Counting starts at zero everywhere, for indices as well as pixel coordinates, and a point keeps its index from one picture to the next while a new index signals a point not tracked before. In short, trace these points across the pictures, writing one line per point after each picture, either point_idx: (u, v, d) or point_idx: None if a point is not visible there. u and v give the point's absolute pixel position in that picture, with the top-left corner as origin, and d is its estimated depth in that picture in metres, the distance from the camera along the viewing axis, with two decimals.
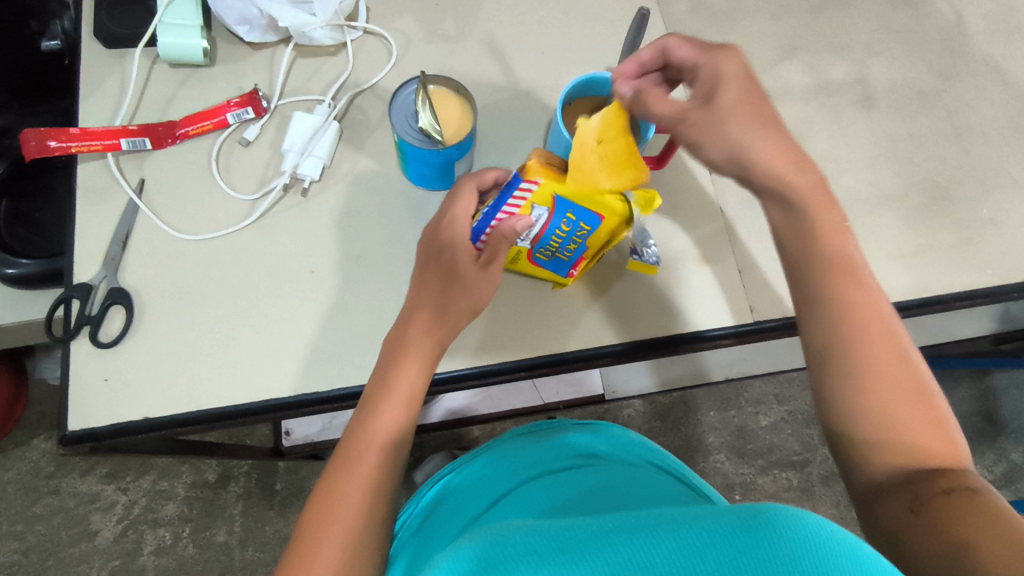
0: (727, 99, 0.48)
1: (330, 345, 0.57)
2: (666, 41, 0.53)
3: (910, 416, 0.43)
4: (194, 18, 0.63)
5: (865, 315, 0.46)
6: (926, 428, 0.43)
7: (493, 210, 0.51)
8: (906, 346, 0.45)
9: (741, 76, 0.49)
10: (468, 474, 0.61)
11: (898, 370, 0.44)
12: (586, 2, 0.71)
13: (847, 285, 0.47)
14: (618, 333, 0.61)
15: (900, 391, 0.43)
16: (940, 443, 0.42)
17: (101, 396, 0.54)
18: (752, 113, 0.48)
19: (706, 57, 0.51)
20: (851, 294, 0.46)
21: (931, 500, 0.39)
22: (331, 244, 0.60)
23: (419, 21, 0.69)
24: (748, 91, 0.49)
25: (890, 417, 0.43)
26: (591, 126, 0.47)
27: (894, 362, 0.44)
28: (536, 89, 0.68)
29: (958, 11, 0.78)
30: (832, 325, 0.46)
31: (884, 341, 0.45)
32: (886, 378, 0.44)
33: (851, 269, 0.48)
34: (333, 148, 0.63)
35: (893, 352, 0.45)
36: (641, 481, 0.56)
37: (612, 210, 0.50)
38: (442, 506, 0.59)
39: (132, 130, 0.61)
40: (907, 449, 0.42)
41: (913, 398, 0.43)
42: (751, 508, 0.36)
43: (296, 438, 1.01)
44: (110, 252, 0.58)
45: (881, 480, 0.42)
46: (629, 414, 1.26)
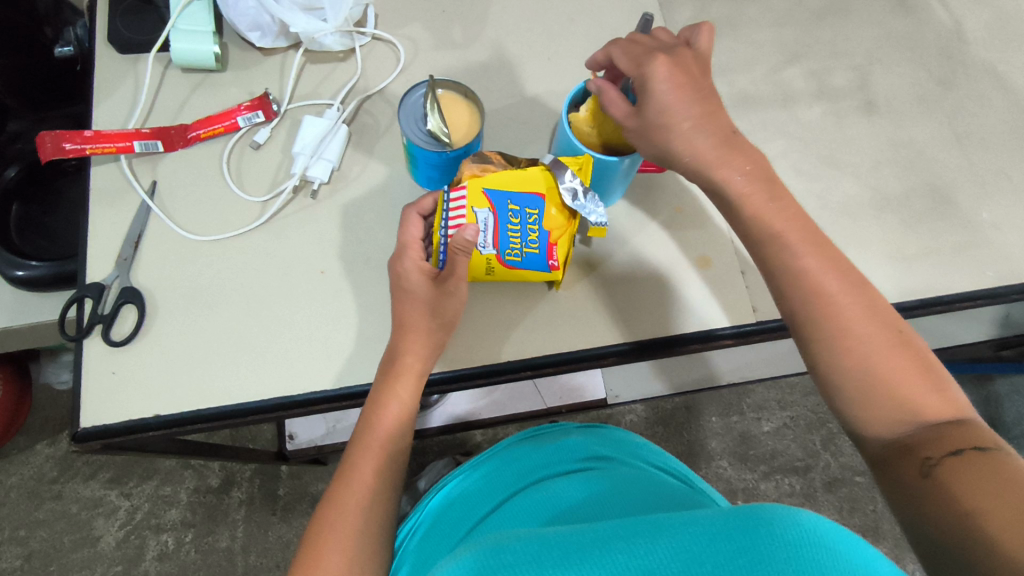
0: (656, 99, 0.51)
1: (339, 344, 0.58)
2: (610, 50, 0.56)
3: (899, 370, 0.45)
4: (206, 24, 0.65)
5: (830, 281, 0.48)
6: (924, 391, 0.44)
7: (443, 228, 0.53)
8: (876, 302, 0.48)
9: (670, 78, 0.51)
10: (470, 480, 0.62)
11: (875, 327, 0.46)
12: (591, 10, 0.73)
13: (807, 255, 0.49)
14: (623, 332, 0.62)
15: (890, 356, 0.45)
16: (934, 392, 0.44)
17: (112, 395, 0.55)
18: (692, 111, 0.51)
19: (639, 59, 0.53)
20: (815, 265, 0.48)
21: (940, 462, 0.41)
22: (339, 245, 0.61)
23: (428, 28, 0.70)
24: (684, 89, 0.51)
25: (881, 374, 0.45)
26: (582, 121, 0.56)
27: (870, 321, 0.47)
28: (543, 95, 0.69)
29: (958, 19, 0.80)
30: (806, 296, 0.48)
31: (859, 306, 0.47)
32: (871, 343, 0.46)
33: (823, 248, 0.49)
34: (343, 150, 0.64)
35: (866, 311, 0.47)
36: (640, 477, 0.57)
37: (537, 182, 0.53)
38: (448, 511, 0.59)
39: (144, 133, 0.62)
40: (902, 405, 0.44)
41: (897, 352, 0.45)
42: (748, 509, 0.36)
43: (301, 441, 1.02)
44: (123, 252, 0.59)
45: (886, 442, 0.44)
46: (631, 420, 1.27)
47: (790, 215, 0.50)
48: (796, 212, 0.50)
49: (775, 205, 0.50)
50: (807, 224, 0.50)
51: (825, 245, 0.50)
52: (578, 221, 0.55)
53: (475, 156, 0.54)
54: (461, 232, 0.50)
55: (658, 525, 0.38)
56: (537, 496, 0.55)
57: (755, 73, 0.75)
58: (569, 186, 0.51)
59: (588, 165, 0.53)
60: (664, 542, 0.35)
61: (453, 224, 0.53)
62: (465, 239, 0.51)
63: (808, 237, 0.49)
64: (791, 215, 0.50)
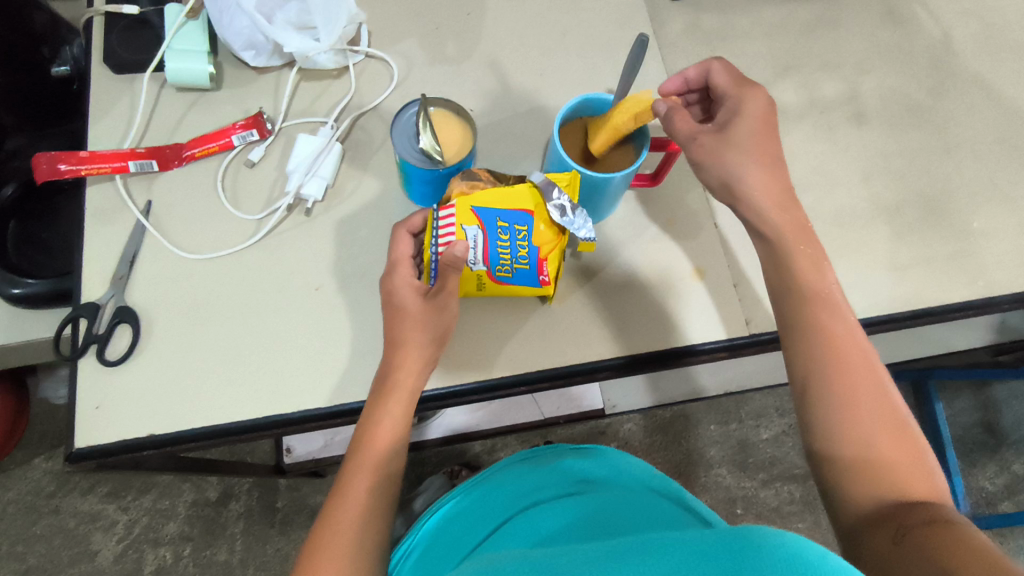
0: (746, 126, 0.55)
1: (333, 361, 0.58)
2: (712, 66, 0.58)
3: (888, 445, 0.46)
4: (201, 44, 0.65)
5: (842, 343, 0.49)
6: (908, 470, 0.45)
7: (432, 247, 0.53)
8: (883, 377, 0.49)
9: (761, 113, 0.55)
10: (467, 505, 0.60)
11: (877, 400, 0.48)
12: (583, 26, 0.74)
13: (825, 317, 0.50)
14: (617, 347, 0.62)
15: (883, 425, 0.47)
16: (918, 475, 0.45)
17: (107, 415, 0.55)
18: (757, 146, 0.54)
19: (734, 92, 0.57)
20: (832, 325, 0.50)
21: (912, 529, 0.41)
22: (333, 262, 0.61)
23: (421, 45, 0.71)
24: (762, 125, 0.55)
25: (871, 444, 0.46)
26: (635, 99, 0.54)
27: (874, 393, 0.48)
28: (535, 110, 0.69)
29: (946, 30, 0.80)
30: (813, 354, 0.49)
31: (861, 369, 0.49)
32: (864, 407, 0.47)
33: (834, 303, 0.51)
34: (337, 168, 0.64)
35: (870, 382, 0.48)
36: (635, 506, 0.56)
37: (523, 198, 0.53)
38: (443, 539, 0.58)
39: (139, 153, 0.62)
40: (886, 479, 0.45)
41: (891, 429, 0.47)
42: (738, 531, 0.35)
43: (298, 455, 1.02)
44: (118, 271, 0.59)
45: (864, 510, 0.45)
46: (629, 429, 1.26)
47: (795, 228, 0.53)
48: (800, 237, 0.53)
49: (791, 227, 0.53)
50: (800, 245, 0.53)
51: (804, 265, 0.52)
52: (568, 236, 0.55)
53: (463, 174, 0.54)
54: (451, 248, 0.51)
55: (664, 545, 0.37)
56: (530, 525, 0.55)
57: None
58: (557, 203, 0.52)
59: (576, 182, 0.53)
60: (654, 567, 0.35)
61: (442, 241, 0.53)
62: (455, 255, 0.51)
63: (811, 264, 0.52)
64: (794, 232, 0.53)
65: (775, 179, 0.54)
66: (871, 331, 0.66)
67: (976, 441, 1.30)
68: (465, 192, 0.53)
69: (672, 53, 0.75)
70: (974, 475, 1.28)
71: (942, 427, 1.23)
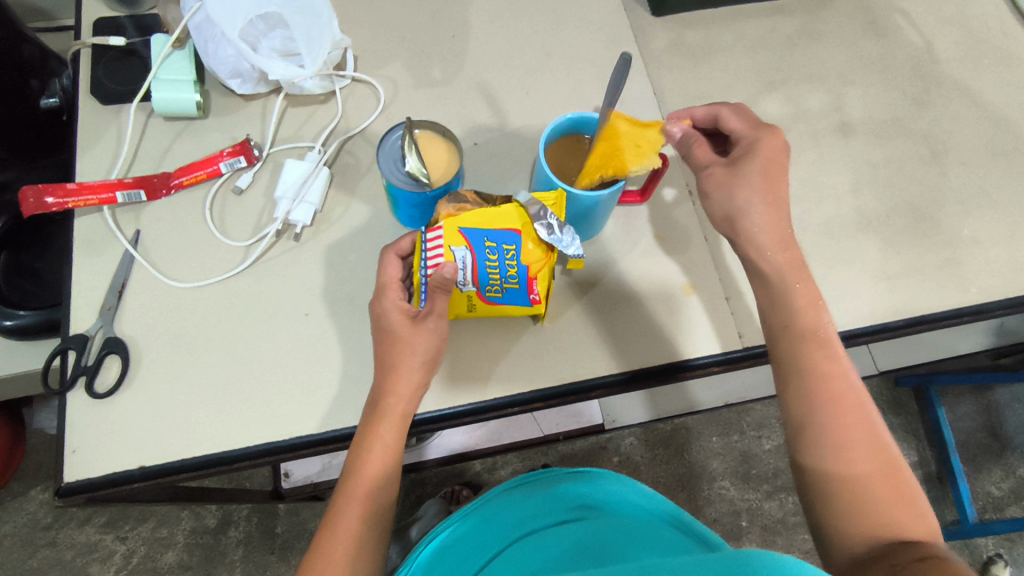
0: (751, 167, 0.53)
1: (323, 386, 0.58)
2: (721, 109, 0.58)
3: (880, 485, 0.46)
4: (188, 73, 0.66)
5: (837, 386, 0.49)
6: (901, 511, 0.45)
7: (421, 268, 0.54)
8: (876, 420, 0.49)
9: (774, 158, 0.54)
10: (463, 532, 0.60)
11: (871, 442, 0.48)
12: (567, 45, 0.74)
13: (821, 359, 0.50)
14: (610, 364, 0.61)
15: (875, 464, 0.47)
16: (910, 517, 0.45)
17: (97, 447, 0.55)
18: (763, 185, 0.53)
19: (748, 134, 0.55)
20: (824, 366, 0.50)
21: (907, 567, 0.40)
22: (322, 287, 0.61)
23: (407, 68, 0.72)
24: (770, 170, 0.53)
25: (863, 488, 0.46)
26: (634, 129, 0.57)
27: (866, 435, 0.48)
28: (522, 129, 0.70)
29: (928, 39, 0.81)
30: (807, 396, 0.50)
31: (852, 410, 0.49)
32: (857, 447, 0.48)
33: (828, 342, 0.51)
34: (324, 192, 0.64)
35: (864, 425, 0.48)
36: (632, 530, 0.55)
37: (510, 218, 0.52)
38: (439, 568, 0.57)
39: (127, 183, 0.62)
40: (880, 523, 0.45)
41: (882, 468, 0.47)
42: (738, 561, 0.34)
43: (296, 479, 1.01)
44: (107, 301, 0.59)
45: (859, 551, 0.45)
46: (631, 443, 1.25)
47: (781, 241, 0.53)
48: (792, 257, 0.53)
49: (782, 247, 0.53)
50: (790, 258, 0.53)
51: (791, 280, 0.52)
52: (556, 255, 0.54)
53: (450, 196, 0.54)
54: (440, 270, 0.51)
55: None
56: (524, 552, 0.55)
57: (732, 99, 0.76)
58: (544, 221, 0.51)
59: (562, 200, 0.53)
60: None
61: (431, 263, 0.53)
62: (444, 276, 0.51)
63: (801, 299, 0.52)
64: (781, 246, 0.53)
65: (775, 209, 0.53)
66: (865, 341, 0.65)
67: (980, 446, 1.29)
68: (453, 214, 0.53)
69: (657, 69, 0.76)
70: (979, 481, 1.27)
71: (945, 432, 1.23)
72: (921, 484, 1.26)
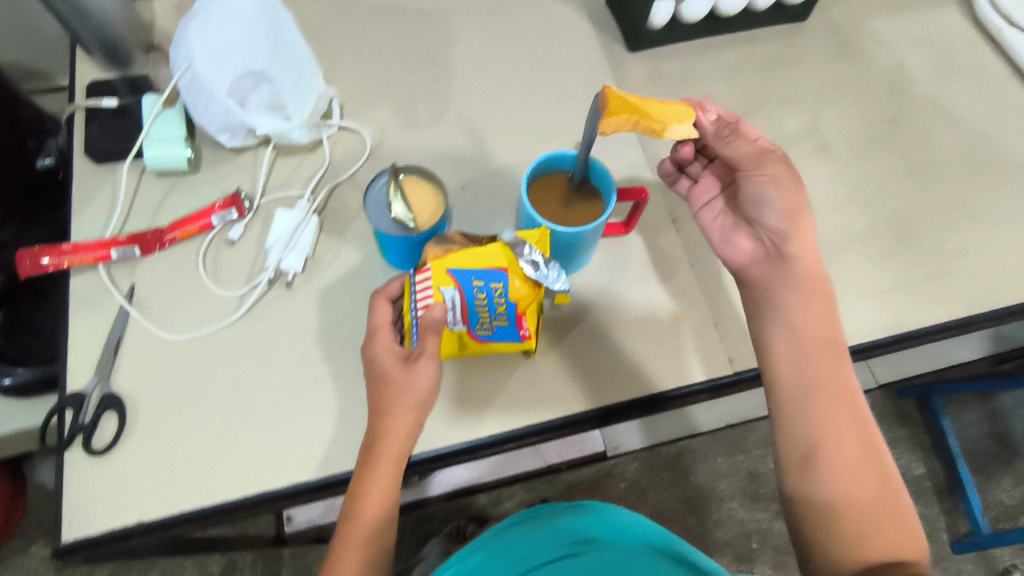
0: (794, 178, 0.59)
1: (319, 432, 0.58)
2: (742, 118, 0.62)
3: (877, 504, 0.49)
4: (177, 130, 0.67)
5: (846, 403, 0.52)
6: (894, 530, 0.48)
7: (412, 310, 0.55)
8: (879, 441, 0.51)
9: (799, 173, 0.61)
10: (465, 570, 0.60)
11: (872, 461, 0.50)
12: (547, 83, 0.77)
13: (832, 376, 0.53)
14: (603, 394, 0.62)
15: (875, 483, 0.49)
16: (903, 537, 0.48)
17: (95, 505, 0.55)
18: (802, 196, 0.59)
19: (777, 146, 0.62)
20: (835, 382, 0.53)
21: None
22: (315, 333, 0.62)
23: (393, 112, 0.74)
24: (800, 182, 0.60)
25: (863, 506, 0.49)
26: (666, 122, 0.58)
27: (868, 454, 0.50)
28: (507, 167, 0.71)
29: (899, 60, 0.84)
30: (817, 416, 0.52)
31: (856, 429, 0.51)
32: (859, 465, 0.50)
33: (841, 363, 0.54)
34: (315, 240, 0.66)
35: (865, 444, 0.51)
36: (634, 563, 0.55)
37: (496, 257, 0.53)
38: None
39: (121, 240, 0.63)
40: (877, 541, 0.47)
41: (880, 489, 0.49)
42: None
43: (299, 523, 1.00)
44: (103, 357, 0.60)
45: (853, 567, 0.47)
46: (636, 469, 1.24)
47: (810, 254, 0.58)
48: (819, 271, 0.58)
49: (811, 259, 0.58)
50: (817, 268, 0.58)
51: (818, 294, 0.56)
52: (543, 289, 0.54)
53: (438, 238, 0.56)
54: (429, 312, 0.53)
55: None
56: None
57: None
58: (528, 258, 0.51)
59: (546, 237, 0.54)
60: None
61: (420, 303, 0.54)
62: (435, 318, 0.53)
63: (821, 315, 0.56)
64: (809, 259, 0.58)
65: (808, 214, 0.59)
66: (857, 359, 0.66)
67: (989, 454, 1.28)
68: (441, 256, 0.54)
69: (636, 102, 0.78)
70: (989, 489, 1.26)
71: (950, 441, 1.23)
72: (931, 496, 1.25)
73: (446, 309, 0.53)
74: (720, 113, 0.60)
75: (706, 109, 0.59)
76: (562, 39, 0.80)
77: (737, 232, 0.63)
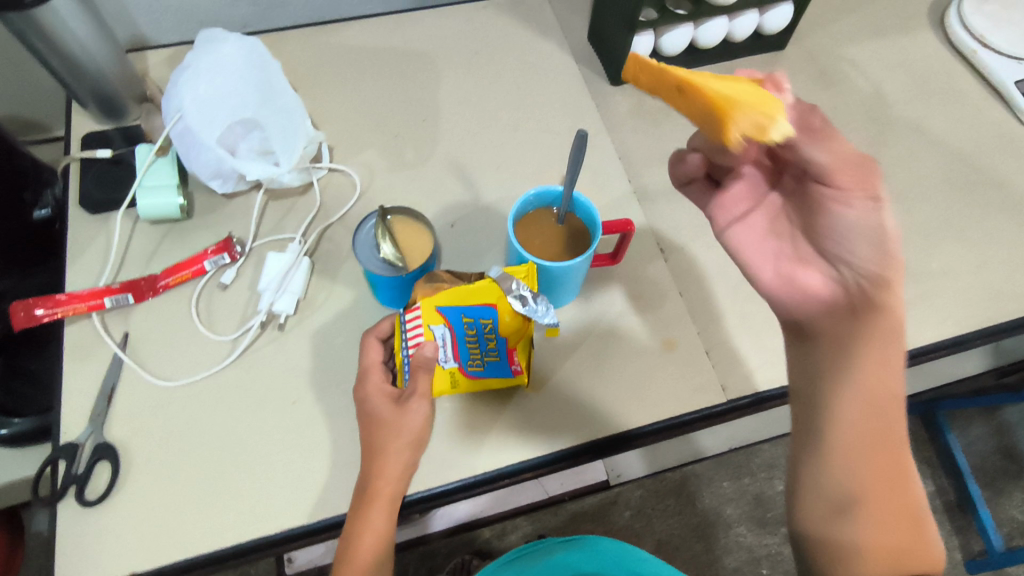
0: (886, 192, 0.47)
1: (312, 475, 0.58)
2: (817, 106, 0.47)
3: (908, 542, 0.47)
4: (170, 178, 0.69)
5: (889, 443, 0.47)
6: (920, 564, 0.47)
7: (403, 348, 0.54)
8: (911, 475, 0.48)
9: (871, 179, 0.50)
10: None
11: (903, 499, 0.48)
12: (533, 119, 0.78)
13: (881, 416, 0.47)
14: (597, 427, 0.62)
15: (905, 519, 0.47)
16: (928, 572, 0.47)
17: (89, 557, 0.54)
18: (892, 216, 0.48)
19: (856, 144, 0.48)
20: (881, 424, 0.47)
21: None
22: (307, 374, 0.62)
23: (382, 153, 0.75)
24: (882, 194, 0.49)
25: (894, 548, 0.46)
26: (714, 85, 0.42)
27: (901, 494, 0.48)
28: (495, 203, 0.72)
29: (877, 84, 0.85)
30: (857, 461, 0.47)
31: (894, 468, 0.47)
32: (891, 506, 0.47)
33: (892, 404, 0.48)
34: (307, 281, 0.66)
35: (900, 483, 0.48)
36: None
37: (485, 293, 0.53)
38: None
39: (115, 288, 0.64)
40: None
41: (910, 526, 0.47)
42: None
43: (299, 565, 0.99)
44: (96, 407, 0.60)
45: None
46: (641, 496, 1.23)
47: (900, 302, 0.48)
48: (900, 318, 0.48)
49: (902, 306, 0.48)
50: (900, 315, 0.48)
51: (885, 334, 0.48)
52: (531, 323, 0.55)
53: (427, 278, 0.56)
54: (421, 350, 0.53)
55: None
56: None
57: None
58: (517, 293, 0.52)
59: (533, 272, 0.55)
60: None
61: (411, 342, 0.54)
62: (426, 356, 0.53)
63: (879, 355, 0.48)
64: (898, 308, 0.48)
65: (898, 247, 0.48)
66: None
67: (997, 469, 1.27)
68: (430, 294, 0.54)
69: (620, 135, 0.79)
70: (1000, 506, 1.24)
71: (957, 456, 1.22)
72: (943, 515, 1.23)
73: (438, 346, 0.54)
74: (798, 102, 0.46)
75: (782, 87, 0.46)
76: (547, 76, 0.82)
77: (802, 267, 0.52)
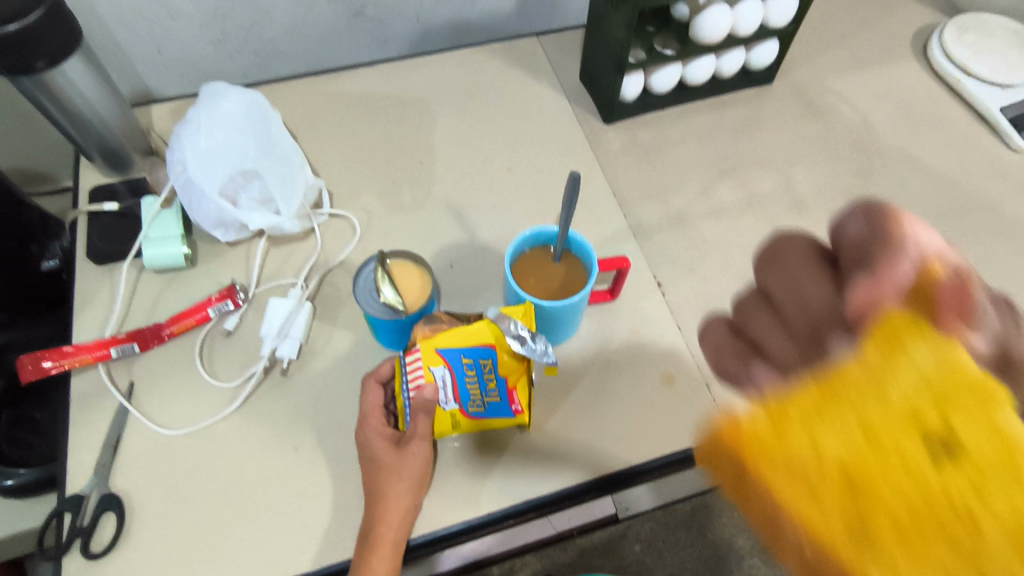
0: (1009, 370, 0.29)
1: (315, 521, 0.58)
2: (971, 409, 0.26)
3: None
4: (175, 228, 0.70)
5: None
6: None
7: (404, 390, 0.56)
8: None
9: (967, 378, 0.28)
10: None
11: None
12: (528, 159, 0.80)
13: None
14: (599, 464, 0.62)
15: None
16: None
17: None
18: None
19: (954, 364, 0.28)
20: None
21: None
22: (309, 419, 0.62)
23: (380, 197, 0.77)
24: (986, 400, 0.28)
25: None
26: None
27: None
28: (492, 242, 0.74)
29: (864, 114, 0.87)
30: None
31: None
32: None
33: None
34: (309, 325, 0.67)
35: None
36: None
37: (484, 334, 0.54)
38: None
39: (120, 338, 0.65)
40: None
41: None
42: None
43: None
44: (101, 459, 0.60)
45: None
46: (651, 528, 1.21)
47: None
48: None
49: None
50: None
51: None
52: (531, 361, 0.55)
53: (426, 319, 0.57)
54: (420, 392, 0.54)
55: None
56: None
57: (689, 191, 0.80)
58: (515, 334, 0.51)
59: (531, 311, 0.55)
60: None
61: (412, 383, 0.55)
62: (425, 398, 0.54)
63: None
64: None
65: None
66: None
67: None
68: (428, 336, 0.56)
69: (612, 171, 0.81)
70: None
71: None
72: None
73: (437, 388, 0.54)
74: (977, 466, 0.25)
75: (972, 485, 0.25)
76: (540, 117, 0.84)
77: None
